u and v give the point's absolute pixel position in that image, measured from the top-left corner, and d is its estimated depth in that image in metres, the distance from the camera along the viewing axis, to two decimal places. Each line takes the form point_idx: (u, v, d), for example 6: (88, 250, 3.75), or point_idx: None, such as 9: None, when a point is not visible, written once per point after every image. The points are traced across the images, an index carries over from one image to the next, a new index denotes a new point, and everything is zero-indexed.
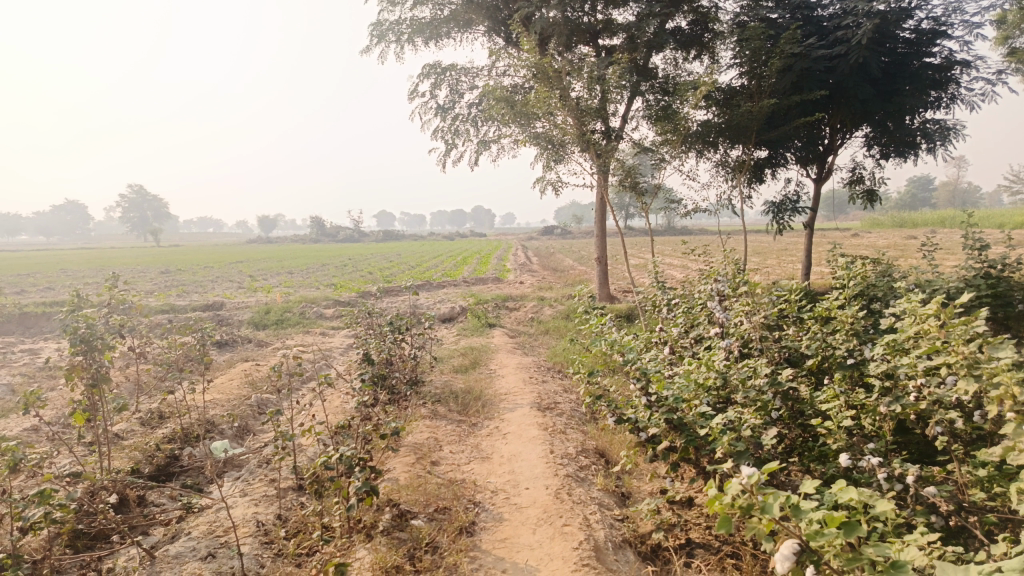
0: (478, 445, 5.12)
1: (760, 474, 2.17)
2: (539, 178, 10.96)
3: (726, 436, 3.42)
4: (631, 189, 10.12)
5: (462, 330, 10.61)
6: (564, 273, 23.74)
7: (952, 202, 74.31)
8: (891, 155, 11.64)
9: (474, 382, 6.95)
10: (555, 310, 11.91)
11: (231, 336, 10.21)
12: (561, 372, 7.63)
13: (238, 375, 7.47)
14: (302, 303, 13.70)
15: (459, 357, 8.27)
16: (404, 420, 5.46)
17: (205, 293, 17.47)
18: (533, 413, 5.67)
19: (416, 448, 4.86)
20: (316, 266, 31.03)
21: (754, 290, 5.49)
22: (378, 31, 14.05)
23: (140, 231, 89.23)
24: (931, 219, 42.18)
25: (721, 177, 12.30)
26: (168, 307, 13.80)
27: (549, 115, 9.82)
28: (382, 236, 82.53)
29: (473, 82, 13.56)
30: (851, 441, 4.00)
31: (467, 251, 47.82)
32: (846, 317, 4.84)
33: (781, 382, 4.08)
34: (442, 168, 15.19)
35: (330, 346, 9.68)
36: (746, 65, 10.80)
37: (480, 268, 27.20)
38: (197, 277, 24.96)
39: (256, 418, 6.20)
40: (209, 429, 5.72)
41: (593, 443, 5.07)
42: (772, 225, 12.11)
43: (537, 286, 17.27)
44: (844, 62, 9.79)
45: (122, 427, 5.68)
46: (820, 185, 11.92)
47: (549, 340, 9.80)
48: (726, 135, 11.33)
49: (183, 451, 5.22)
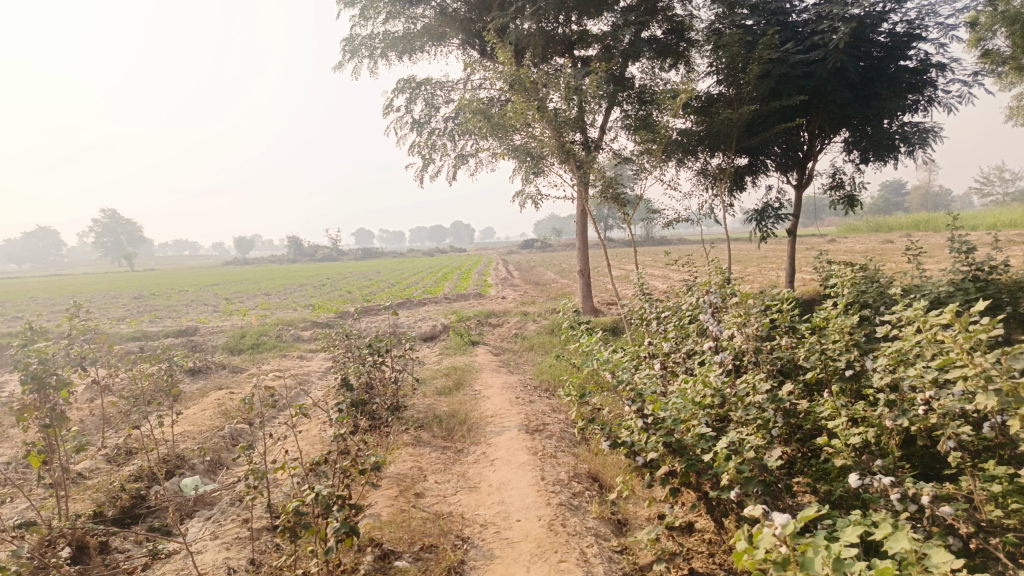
0: (465, 474, 4.85)
1: (795, 522, 1.95)
2: (518, 192, 10.78)
3: (731, 460, 3.20)
4: (612, 200, 9.93)
5: (445, 349, 10.35)
6: (546, 287, 23.55)
7: (925, 206, 75.35)
8: (870, 159, 11.59)
9: (458, 404, 6.68)
10: (539, 326, 11.69)
11: (206, 363, 9.87)
12: (549, 390, 7.39)
13: (211, 405, 7.14)
14: (279, 325, 13.35)
15: (443, 377, 8.01)
16: (386, 449, 5.19)
17: (179, 319, 17.02)
18: (521, 436, 5.41)
19: (399, 479, 4.59)
20: (294, 287, 30.55)
21: (746, 301, 5.29)
22: (351, 46, 13.85)
23: (114, 255, 87.99)
24: (905, 222, 42.64)
25: (702, 186, 12.17)
26: (140, 334, 13.37)
27: (526, 127, 9.64)
28: (361, 255, 81.98)
29: (449, 96, 13.37)
30: (857, 458, 3.79)
31: (447, 267, 47.58)
32: (844, 327, 4.65)
33: (781, 399, 3.88)
34: (420, 183, 14.94)
35: (308, 371, 9.36)
36: (723, 73, 10.69)
37: (461, 284, 26.95)
38: (172, 301, 24.50)
39: (230, 451, 5.89)
40: (178, 465, 5.40)
41: (586, 467, 4.83)
42: (754, 233, 11.99)
43: (519, 300, 17.07)
44: (822, 68, 9.71)
45: (86, 466, 5.34)
46: (800, 192, 11.83)
47: (534, 357, 9.55)
48: (706, 144, 11.20)
49: (151, 490, 4.89)
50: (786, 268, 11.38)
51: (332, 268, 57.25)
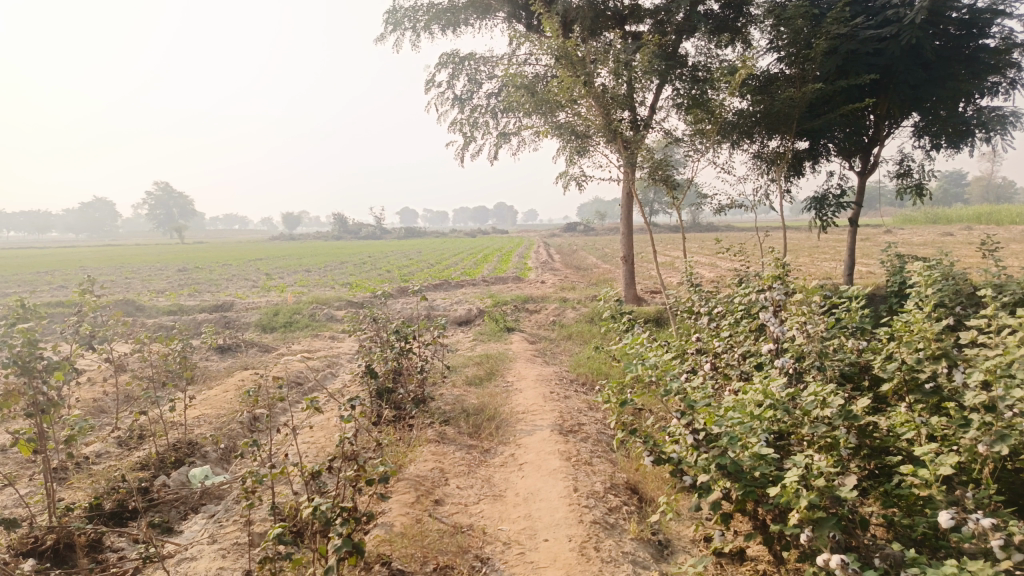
0: (490, 478, 4.42)
1: None
2: (562, 173, 10.26)
3: (799, 494, 2.70)
4: (661, 183, 9.35)
5: (479, 335, 9.94)
6: (587, 272, 22.94)
7: (988, 198, 71.98)
8: (943, 147, 10.75)
9: (489, 397, 6.24)
10: (578, 313, 11.18)
11: (235, 340, 9.65)
12: (586, 385, 6.92)
13: (233, 386, 6.87)
14: (313, 303, 13.10)
15: (474, 366, 7.60)
16: (407, 447, 4.80)
17: (217, 293, 16.94)
18: (554, 438, 4.96)
19: (417, 483, 4.19)
20: (336, 264, 30.60)
21: (812, 298, 4.70)
22: (394, 19, 13.42)
23: (164, 227, 90.01)
24: (968, 214, 40.68)
25: (757, 171, 11.44)
26: (176, 307, 13.29)
27: (572, 104, 9.09)
28: (403, 233, 82.23)
29: (492, 71, 12.86)
30: (946, 491, 3.23)
31: (490, 248, 47.29)
32: (928, 333, 4.02)
33: (856, 415, 3.33)
34: (461, 162, 14.46)
35: (337, 353, 9.05)
36: (786, 50, 9.92)
37: (501, 266, 26.51)
38: (214, 274, 24.68)
39: (246, 437, 5.58)
40: (189, 453, 5.12)
41: (624, 477, 4.36)
42: (813, 223, 11.25)
43: (559, 285, 16.57)
44: (895, 45, 8.93)
45: (94, 450, 5.09)
46: (864, 179, 11.02)
47: (572, 346, 9.07)
48: (764, 125, 10.42)
49: (156, 481, 4.60)
50: (845, 260, 10.61)
51: (376, 245, 57.50)
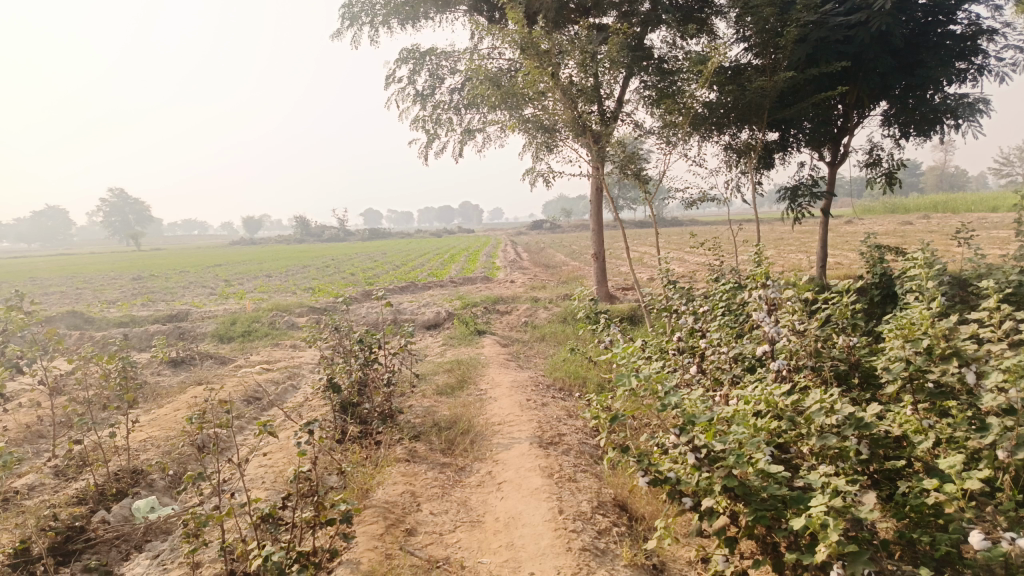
0: (466, 502, 4.04)
1: None
2: (529, 169, 9.90)
3: (822, 522, 2.37)
4: (632, 177, 9.06)
5: (449, 339, 9.56)
6: (555, 271, 22.61)
7: (941, 187, 73.66)
8: (912, 135, 10.65)
9: (461, 408, 5.85)
10: (551, 313, 10.86)
11: (189, 352, 9.12)
12: (563, 391, 6.56)
13: (183, 405, 6.36)
14: (273, 310, 12.57)
15: (445, 374, 7.21)
16: (374, 468, 4.39)
17: (173, 302, 16.28)
18: (534, 452, 4.60)
19: (386, 510, 3.79)
20: (299, 268, 29.91)
21: (804, 294, 4.39)
22: (351, 13, 12.93)
23: (119, 234, 87.64)
24: (924, 204, 41.39)
25: (727, 163, 11.22)
26: (128, 318, 12.64)
27: (539, 98, 8.73)
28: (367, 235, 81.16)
29: (455, 66, 12.45)
30: (970, 503, 2.93)
31: (455, 248, 46.77)
32: (935, 330, 3.73)
33: (869, 424, 3.03)
34: (425, 160, 14.03)
35: (298, 363, 8.58)
36: (754, 40, 9.70)
37: (468, 266, 26.12)
38: (170, 282, 23.86)
39: (197, 461, 5.10)
40: (133, 483, 4.63)
41: (612, 494, 4.00)
42: (786, 214, 11.07)
43: (528, 285, 16.22)
44: (865, 31, 8.75)
45: (25, 483, 4.59)
46: (834, 169, 10.88)
47: (546, 349, 8.72)
48: (735, 116, 10.19)
49: (96, 516, 4.14)
50: (819, 251, 10.43)
51: (341, 248, 56.68)
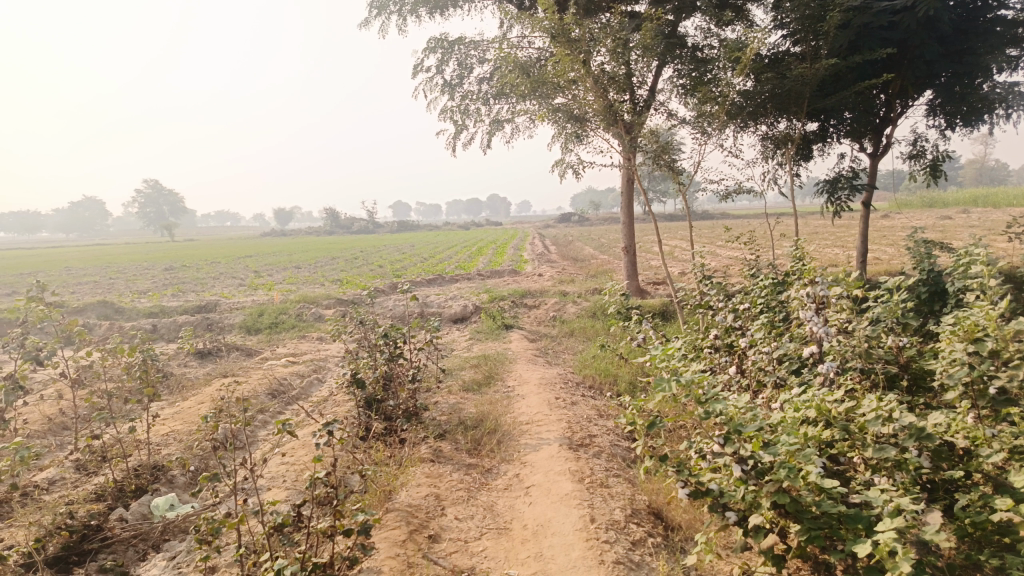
0: (493, 507, 3.86)
1: None
2: (559, 160, 9.68)
3: (887, 549, 2.14)
4: (666, 169, 8.78)
5: (476, 334, 9.40)
6: (583, 264, 22.32)
7: (982, 181, 71.69)
8: (958, 125, 10.20)
9: (488, 406, 5.67)
10: (580, 307, 10.64)
11: (215, 343, 9.07)
12: (593, 389, 6.36)
13: (207, 398, 6.28)
14: (300, 302, 12.52)
15: (471, 369, 7.04)
16: (398, 469, 4.24)
17: (202, 293, 16.36)
18: (564, 454, 4.40)
19: (409, 515, 3.63)
20: (327, 260, 30.04)
21: (853, 293, 4.11)
22: (379, 2, 12.79)
23: (153, 225, 89.07)
24: (964, 198, 40.23)
25: (764, 154, 10.87)
26: (157, 309, 12.69)
27: (570, 87, 8.48)
28: (395, 227, 81.47)
29: (484, 55, 12.23)
30: None
31: (482, 241, 46.62)
32: (1000, 333, 3.43)
33: (932, 435, 2.78)
34: (453, 151, 13.88)
35: (324, 357, 8.48)
36: (794, 26, 9.31)
37: (495, 259, 25.96)
38: (201, 272, 24.08)
39: (218, 458, 5.00)
40: (153, 480, 4.54)
41: (646, 501, 3.79)
42: (825, 207, 10.68)
43: (557, 278, 16.00)
44: (911, 17, 8.34)
45: (46, 477, 4.52)
46: (876, 161, 10.47)
47: (575, 344, 8.51)
48: (773, 105, 9.83)
49: (114, 514, 4.04)
50: (860, 246, 10.05)
51: (370, 240, 56.93)
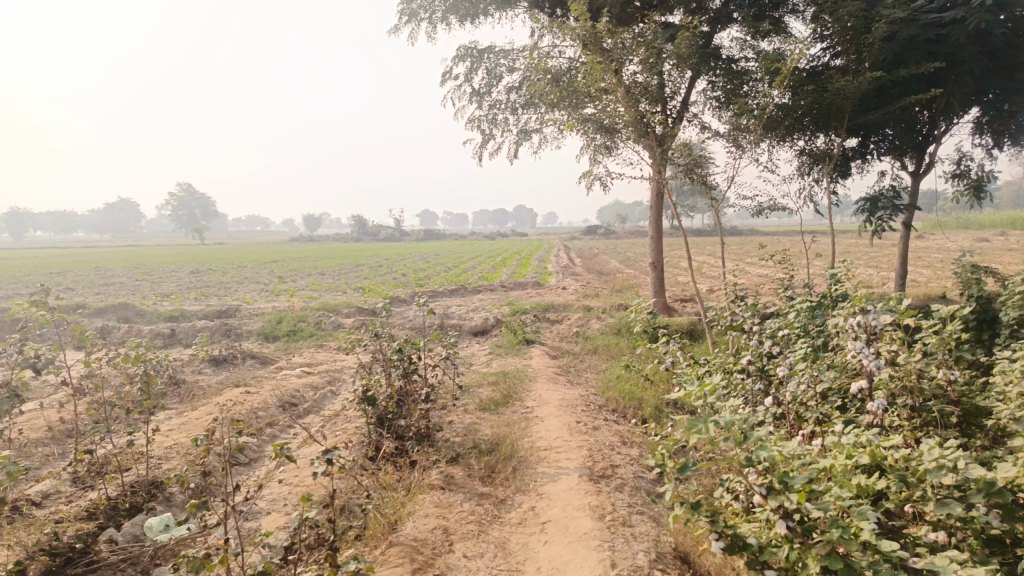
0: (505, 544, 3.57)
1: None
2: (586, 172, 9.40)
3: None
4: (698, 183, 8.44)
5: (496, 348, 9.12)
6: (609, 278, 21.97)
7: (1020, 203, 70.01)
8: (1006, 144, 9.73)
9: (505, 428, 5.38)
10: (604, 323, 10.32)
11: (230, 350, 8.89)
12: (616, 413, 6.03)
13: (215, 409, 6.07)
14: (320, 310, 12.33)
15: (490, 387, 6.76)
16: (405, 498, 3.96)
17: (224, 297, 16.31)
18: (584, 487, 4.09)
19: (414, 550, 3.35)
20: (352, 267, 30.02)
21: (903, 323, 3.76)
22: (409, 9, 12.65)
23: (184, 227, 90.37)
24: (1003, 221, 39.16)
25: (800, 170, 10.48)
26: (177, 312, 12.60)
27: (601, 96, 8.19)
28: (421, 236, 81.62)
29: (513, 64, 12.01)
30: None
31: (509, 251, 46.46)
32: None
33: (1004, 490, 2.43)
34: (479, 160, 13.65)
35: (340, 368, 8.24)
36: (836, 39, 8.93)
37: (520, 271, 25.69)
38: (225, 276, 24.10)
39: (220, 475, 4.76)
40: (149, 498, 4.31)
41: (673, 544, 3.47)
42: (864, 226, 10.24)
43: (581, 292, 15.68)
44: (960, 30, 7.91)
45: (40, 490, 4.32)
46: (918, 180, 10.02)
47: (598, 363, 8.18)
48: (812, 119, 9.43)
49: (104, 534, 3.82)
50: (900, 268, 9.60)
51: (397, 247, 57.00)
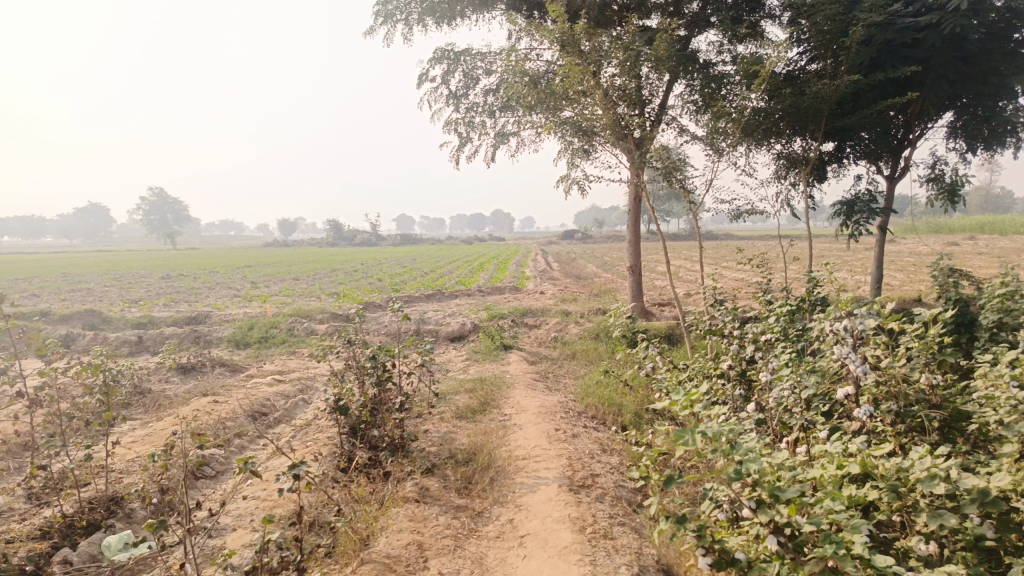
0: (482, 559, 3.42)
1: None
2: (564, 176, 9.30)
3: None
4: (676, 187, 8.38)
5: (473, 354, 8.97)
6: (587, 282, 21.91)
7: (988, 208, 71.39)
8: (979, 148, 9.81)
9: (483, 437, 5.23)
10: (582, 328, 10.22)
11: (199, 358, 8.64)
12: (595, 419, 5.91)
13: (181, 420, 5.85)
14: (293, 316, 12.10)
15: (467, 394, 6.61)
16: (378, 512, 3.80)
17: (195, 303, 15.98)
18: (564, 498, 3.96)
19: (386, 568, 3.19)
20: (328, 272, 29.69)
21: (888, 327, 3.68)
22: (385, 11, 12.49)
23: (156, 231, 88.96)
24: (972, 225, 39.84)
25: (777, 174, 10.48)
26: (146, 319, 12.28)
27: (578, 98, 8.10)
28: (397, 241, 81.15)
29: (491, 66, 11.90)
30: None
31: (486, 256, 46.33)
32: None
33: (998, 499, 2.34)
34: (456, 164, 13.50)
35: (312, 376, 8.04)
36: (812, 43, 8.93)
37: (497, 275, 25.54)
38: (197, 281, 23.67)
39: (184, 488, 4.57)
40: (109, 514, 4.11)
41: (656, 557, 3.36)
42: (840, 230, 10.26)
43: (559, 296, 15.55)
44: (935, 35, 7.94)
45: None
46: (893, 184, 10.07)
47: (576, 369, 8.07)
48: (789, 123, 9.43)
49: (58, 554, 3.61)
50: (876, 271, 9.63)
51: (373, 252, 56.60)
